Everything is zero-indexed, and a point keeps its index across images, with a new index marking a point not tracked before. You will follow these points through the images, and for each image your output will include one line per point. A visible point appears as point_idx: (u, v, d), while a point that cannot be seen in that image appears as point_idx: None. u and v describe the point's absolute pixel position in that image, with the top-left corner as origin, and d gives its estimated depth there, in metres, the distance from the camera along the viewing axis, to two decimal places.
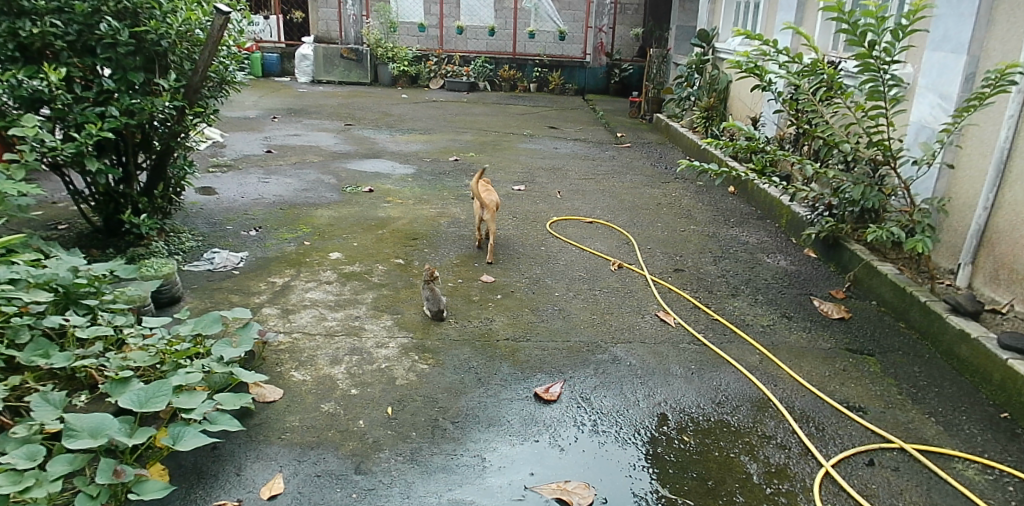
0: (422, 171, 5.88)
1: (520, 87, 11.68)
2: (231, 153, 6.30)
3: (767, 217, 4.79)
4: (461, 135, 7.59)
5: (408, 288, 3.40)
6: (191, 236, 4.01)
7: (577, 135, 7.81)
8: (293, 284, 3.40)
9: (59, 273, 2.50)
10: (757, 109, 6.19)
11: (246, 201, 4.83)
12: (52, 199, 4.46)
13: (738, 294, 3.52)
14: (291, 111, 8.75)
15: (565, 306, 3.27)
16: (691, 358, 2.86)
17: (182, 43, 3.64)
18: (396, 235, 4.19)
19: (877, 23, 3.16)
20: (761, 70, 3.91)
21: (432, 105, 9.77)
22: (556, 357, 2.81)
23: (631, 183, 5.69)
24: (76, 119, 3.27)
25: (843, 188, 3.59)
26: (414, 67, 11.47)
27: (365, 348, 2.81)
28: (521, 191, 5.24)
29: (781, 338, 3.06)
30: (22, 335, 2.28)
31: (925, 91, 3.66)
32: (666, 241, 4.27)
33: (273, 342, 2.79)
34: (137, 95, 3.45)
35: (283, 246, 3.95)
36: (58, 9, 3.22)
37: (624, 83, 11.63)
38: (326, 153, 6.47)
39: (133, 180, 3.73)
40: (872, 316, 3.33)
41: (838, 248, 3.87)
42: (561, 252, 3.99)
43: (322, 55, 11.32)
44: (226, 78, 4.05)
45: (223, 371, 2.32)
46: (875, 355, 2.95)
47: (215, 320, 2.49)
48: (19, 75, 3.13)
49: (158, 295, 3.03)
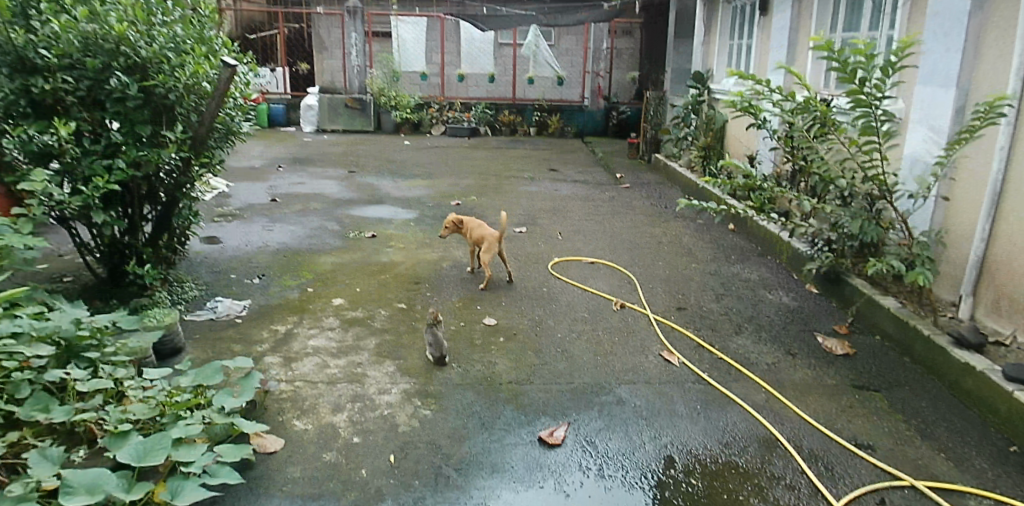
0: (424, 216, 5.93)
1: (521, 130, 11.82)
2: (236, 202, 6.38)
3: (768, 253, 4.80)
4: (462, 179, 7.68)
5: (410, 333, 3.40)
6: (194, 285, 4.04)
7: (577, 176, 7.89)
8: (296, 331, 3.40)
9: (61, 325, 2.52)
10: (753, 147, 6.27)
11: (250, 249, 4.87)
12: (59, 252, 4.51)
13: (742, 331, 3.50)
14: (295, 160, 8.88)
15: (568, 347, 3.26)
16: (696, 397, 2.84)
17: (190, 95, 3.70)
18: (398, 279, 4.21)
19: (867, 60, 3.21)
20: (755, 109, 3.96)
21: (434, 151, 9.90)
22: (559, 399, 2.79)
23: (632, 222, 5.73)
24: (84, 173, 3.34)
25: (841, 222, 3.60)
26: (416, 114, 11.67)
27: (368, 394, 2.79)
28: (522, 233, 5.28)
29: (786, 376, 3.04)
30: (23, 390, 2.28)
31: (917, 125, 3.71)
32: (668, 279, 4.28)
33: (275, 391, 2.78)
34: (144, 147, 3.52)
35: (287, 293, 3.97)
36: (69, 66, 3.30)
37: (622, 124, 11.78)
38: (330, 200, 6.55)
39: (139, 230, 3.79)
40: (877, 350, 3.31)
41: (840, 283, 3.87)
42: (563, 293, 4.00)
43: (326, 105, 11.55)
44: (232, 129, 4.12)
45: (224, 421, 2.32)
46: (881, 391, 2.93)
47: (217, 370, 2.50)
48: (29, 131, 3.21)
49: (161, 346, 3.04)
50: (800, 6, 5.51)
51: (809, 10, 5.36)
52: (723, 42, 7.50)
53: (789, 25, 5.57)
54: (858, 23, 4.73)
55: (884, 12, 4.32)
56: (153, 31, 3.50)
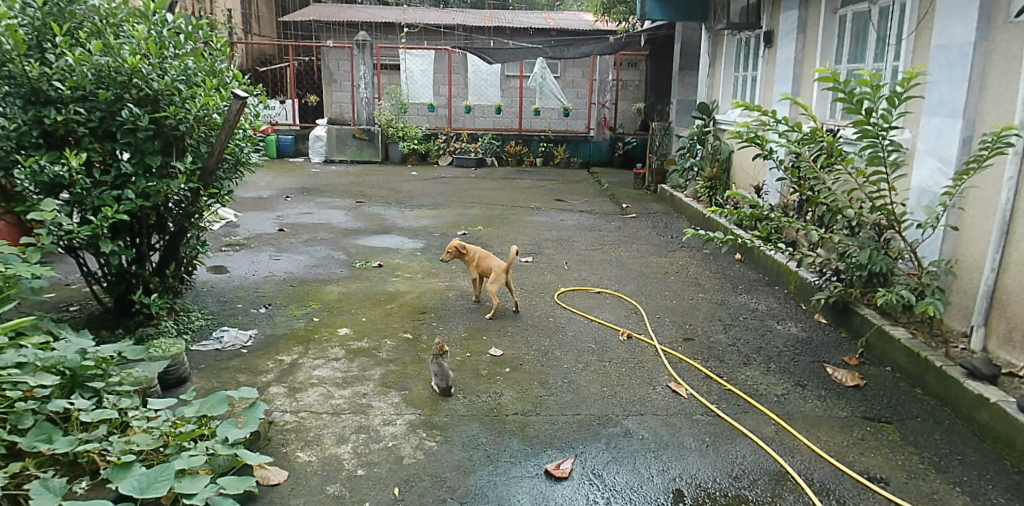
0: (431, 246, 5.94)
1: (527, 161, 11.90)
2: (244, 231, 6.41)
3: (775, 284, 4.77)
4: (469, 209, 7.71)
5: (416, 363, 3.38)
6: (201, 314, 4.04)
7: (583, 207, 7.91)
8: (301, 361, 3.39)
9: (67, 355, 2.51)
10: (759, 177, 6.28)
11: (257, 279, 4.87)
12: (66, 281, 4.52)
13: (750, 362, 3.47)
14: (303, 190, 8.94)
15: (575, 378, 3.23)
16: (705, 430, 2.79)
17: (200, 126, 3.74)
18: (404, 309, 4.20)
19: (873, 91, 3.21)
20: (761, 139, 3.97)
21: (441, 181, 9.96)
22: (566, 431, 2.75)
23: (639, 252, 5.72)
24: (93, 203, 3.36)
25: (849, 252, 3.58)
26: (424, 145, 11.76)
27: (372, 425, 2.77)
28: (529, 263, 5.27)
29: (796, 408, 2.99)
30: (26, 420, 2.27)
31: (925, 155, 3.71)
32: (675, 309, 4.25)
33: (279, 422, 2.76)
34: (154, 177, 3.55)
35: (293, 323, 3.96)
36: (82, 98, 3.34)
37: (628, 155, 11.85)
38: (337, 230, 6.58)
39: (146, 260, 3.80)
40: (888, 382, 3.26)
41: (848, 313, 3.84)
42: (570, 323, 3.98)
43: (335, 136, 11.67)
44: (242, 159, 4.15)
45: (227, 453, 2.30)
46: (893, 423, 2.88)
47: (221, 400, 2.49)
48: (41, 161, 3.24)
49: (166, 376, 3.03)
50: (805, 39, 5.57)
51: (814, 42, 5.42)
52: (728, 74, 7.56)
53: (794, 57, 5.63)
54: (863, 55, 4.77)
55: (889, 44, 4.36)
56: (165, 64, 3.55)
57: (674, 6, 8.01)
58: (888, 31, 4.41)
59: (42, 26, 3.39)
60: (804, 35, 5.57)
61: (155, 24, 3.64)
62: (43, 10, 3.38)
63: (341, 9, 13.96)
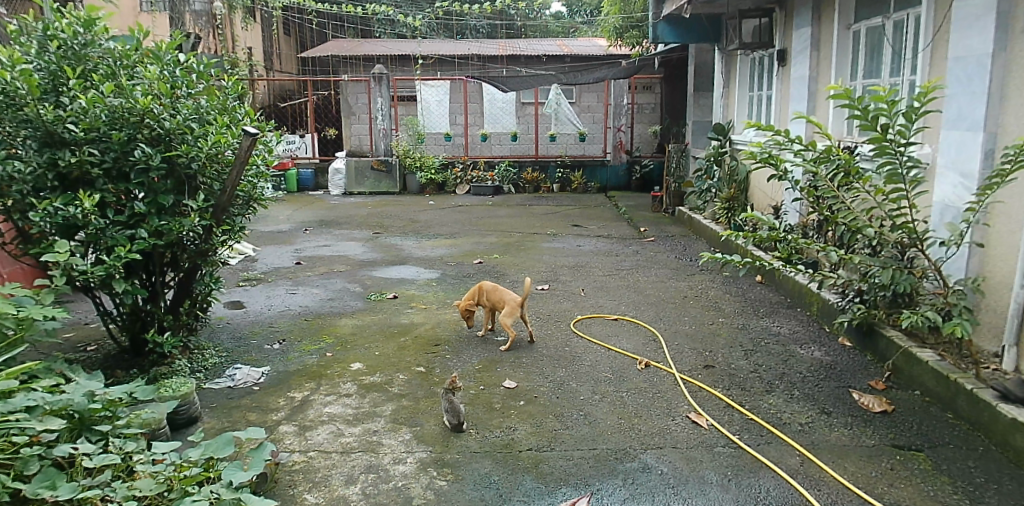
0: (447, 276, 5.90)
1: (544, 188, 11.87)
2: (261, 266, 6.44)
3: (798, 306, 4.64)
4: (485, 237, 7.67)
5: (428, 398, 3.31)
6: (215, 352, 4.02)
7: (600, 232, 7.84)
8: (312, 398, 3.34)
9: (75, 398, 2.49)
10: (778, 197, 6.18)
11: (272, 314, 4.87)
12: (84, 321, 4.57)
13: (773, 389, 3.35)
14: (322, 223, 8.99)
15: (591, 411, 3.14)
16: (727, 463, 2.68)
17: (212, 165, 3.75)
18: (418, 341, 4.14)
19: (888, 106, 3.11)
20: (776, 159, 3.86)
21: (459, 210, 9.97)
22: (582, 467, 2.66)
23: (656, 277, 5.62)
24: (107, 243, 3.37)
25: (871, 272, 3.45)
26: (441, 175, 11.83)
27: (382, 465, 2.70)
28: (545, 291, 5.20)
29: (821, 437, 2.87)
30: (32, 466, 2.24)
31: (946, 171, 3.61)
32: (694, 336, 4.14)
33: (287, 463, 2.71)
34: (166, 216, 3.57)
35: (306, 358, 3.92)
36: (96, 139, 3.37)
37: (645, 179, 11.80)
38: (353, 262, 6.58)
39: (161, 298, 3.80)
40: (918, 407, 3.12)
41: (874, 335, 3.71)
42: (586, 352, 3.89)
43: (353, 168, 11.79)
44: (254, 196, 4.14)
45: (230, 498, 2.23)
46: (925, 451, 2.74)
47: (227, 442, 2.44)
48: (55, 203, 3.26)
49: (175, 416, 3.01)
50: (818, 56, 5.49)
51: (828, 60, 5.34)
52: (743, 94, 7.50)
53: (808, 74, 5.55)
54: (878, 71, 4.68)
55: (905, 57, 4.27)
56: (177, 104, 3.59)
57: (686, 30, 7.98)
58: (903, 45, 4.33)
59: (57, 70, 3.43)
60: (818, 52, 5.50)
61: (168, 64, 3.69)
62: (58, 54, 3.44)
63: (358, 44, 14.18)
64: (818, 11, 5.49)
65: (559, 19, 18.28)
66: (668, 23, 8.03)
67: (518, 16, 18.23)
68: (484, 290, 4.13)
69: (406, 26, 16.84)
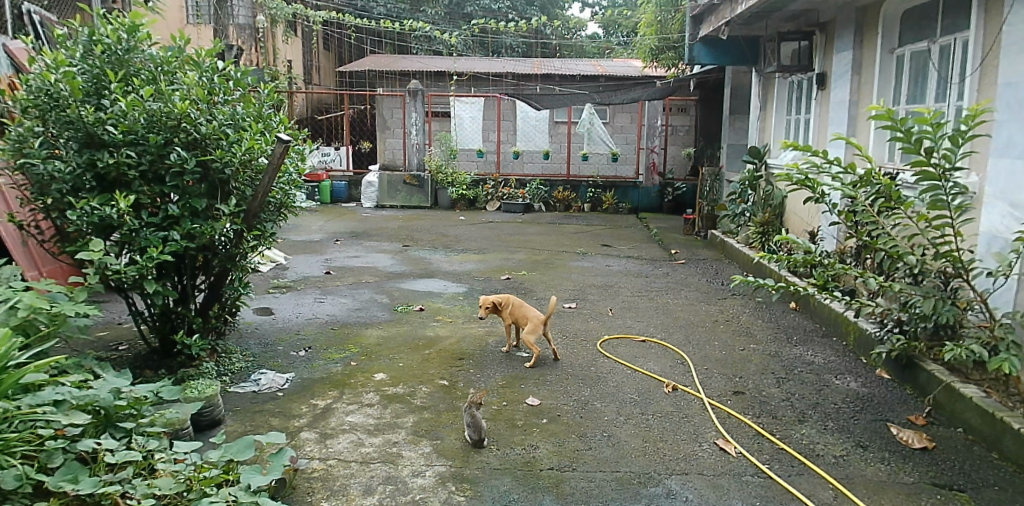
0: (473, 290, 5.88)
1: (575, 207, 11.84)
2: (292, 274, 6.50)
3: (833, 334, 4.51)
4: (513, 254, 7.64)
5: (450, 412, 3.27)
6: (242, 357, 4.05)
7: (630, 252, 7.76)
8: (335, 406, 3.33)
9: (101, 394, 2.52)
10: (815, 222, 6.04)
11: (300, 321, 4.89)
12: (117, 321, 4.64)
13: (806, 419, 3.24)
14: (353, 234, 9.05)
15: (615, 432, 3.07)
16: (756, 493, 2.59)
17: (245, 171, 3.78)
18: (442, 354, 4.11)
19: (934, 129, 3.00)
20: (813, 182, 3.71)
21: (489, 226, 9.97)
22: (604, 489, 2.58)
23: (686, 299, 5.53)
24: (140, 243, 3.42)
25: (912, 302, 3.32)
26: (472, 191, 11.86)
27: (401, 476, 2.67)
28: (571, 309, 5.15)
29: (856, 471, 2.76)
30: (56, 458, 2.28)
31: (994, 200, 3.49)
32: (724, 361, 4.04)
33: (306, 469, 2.69)
34: (199, 220, 3.61)
35: (330, 367, 3.91)
36: (134, 142, 3.43)
37: (678, 201, 11.74)
38: (382, 273, 6.61)
39: (191, 300, 3.84)
40: (961, 445, 2.99)
41: (913, 368, 3.59)
42: (612, 373, 3.82)
43: (386, 182, 11.94)
44: (286, 203, 4.16)
45: (248, 501, 2.22)
46: (967, 492, 2.62)
47: (247, 445, 2.43)
48: (92, 203, 3.33)
49: (199, 418, 3.03)
50: (860, 80, 5.40)
51: (870, 83, 5.24)
52: (781, 117, 7.39)
53: (849, 98, 5.45)
54: (923, 95, 4.57)
55: (951, 82, 4.16)
56: (213, 109, 3.66)
57: (722, 51, 7.92)
58: (950, 70, 4.21)
59: (100, 74, 3.52)
60: (859, 77, 5.40)
61: (206, 70, 3.75)
62: (101, 58, 3.53)
63: (395, 59, 14.39)
64: (860, 35, 5.40)
65: (595, 39, 18.27)
66: (703, 44, 7.96)
67: (554, 35, 18.26)
68: (492, 304, 4.06)
69: (443, 43, 17.05)
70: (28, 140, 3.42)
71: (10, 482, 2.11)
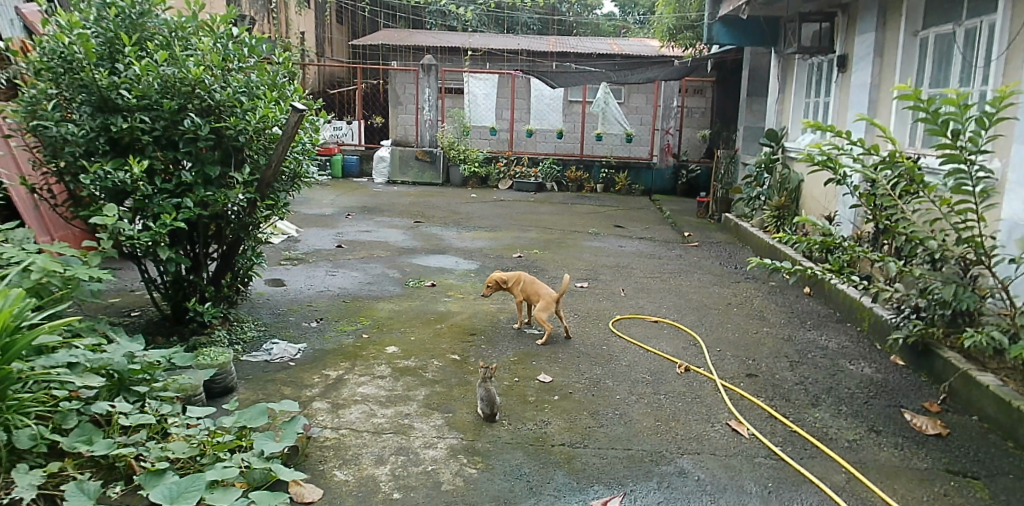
0: (485, 267, 5.86)
1: (587, 187, 11.77)
2: (304, 247, 6.50)
3: (847, 320, 4.48)
4: (525, 232, 7.61)
5: (462, 386, 3.27)
6: (254, 326, 4.07)
7: (643, 234, 7.71)
8: (346, 377, 3.33)
9: (115, 358, 2.53)
10: (832, 207, 5.97)
11: (312, 293, 4.90)
12: (130, 288, 4.66)
13: (819, 403, 3.22)
14: (365, 209, 9.04)
15: (628, 411, 3.06)
16: (768, 474, 2.57)
17: (258, 139, 3.76)
18: (454, 329, 4.11)
19: (962, 111, 2.92)
20: (835, 163, 3.64)
21: (501, 204, 9.93)
22: (615, 466, 2.58)
23: (700, 282, 5.49)
24: (154, 210, 3.42)
25: (931, 288, 3.27)
26: (484, 169, 11.82)
27: (412, 447, 2.67)
28: (584, 288, 5.13)
29: (870, 455, 2.74)
30: (70, 420, 2.31)
31: (1017, 187, 3.44)
32: (737, 343, 4.02)
33: (319, 438, 2.70)
34: (212, 187, 3.60)
35: (342, 338, 3.92)
36: (147, 106, 3.42)
37: (691, 184, 11.54)
38: (393, 248, 6.60)
39: (203, 268, 3.85)
40: (975, 433, 2.96)
41: (929, 356, 3.55)
42: (624, 352, 3.81)
43: (398, 157, 11.89)
44: (299, 173, 4.14)
45: (261, 466, 2.24)
46: (982, 479, 2.59)
47: (260, 413, 2.45)
48: (106, 167, 3.33)
49: (212, 384, 3.04)
50: (882, 64, 5.29)
51: (892, 66, 5.14)
52: (800, 100, 7.29)
53: (870, 81, 5.35)
54: (947, 80, 4.48)
55: (977, 67, 4.09)
56: (228, 76, 3.62)
57: (742, 32, 7.78)
58: (975, 55, 4.14)
59: (114, 38, 3.49)
60: (882, 59, 5.30)
61: (221, 37, 3.71)
62: (115, 22, 3.49)
63: (410, 34, 14.27)
64: (884, 17, 5.28)
65: (611, 18, 18.09)
66: (722, 25, 7.84)
67: (569, 13, 18.08)
68: (493, 281, 4.12)
69: (457, 19, 16.94)
70: (41, 103, 3.41)
71: (25, 441, 2.15)
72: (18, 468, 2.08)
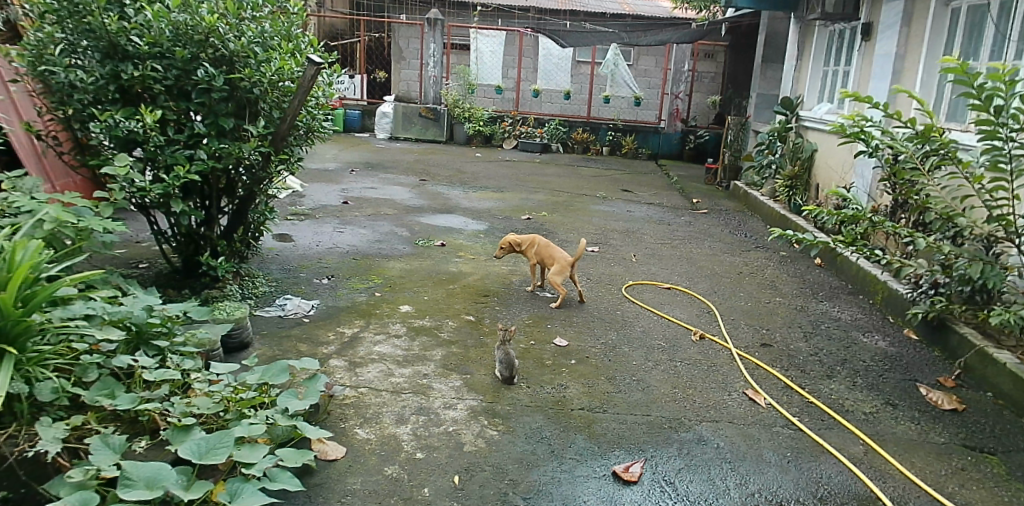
0: (494, 229, 5.82)
1: (593, 150, 11.65)
2: (310, 202, 6.43)
3: (859, 293, 4.47)
4: (533, 194, 7.54)
5: (478, 348, 3.26)
6: (265, 281, 4.04)
7: (650, 199, 7.65)
8: (362, 336, 3.32)
9: (134, 311, 2.51)
10: (848, 178, 5.93)
11: (321, 249, 4.86)
12: (137, 239, 4.60)
13: (834, 375, 3.23)
14: (368, 165, 8.93)
15: (645, 377, 3.06)
16: (787, 444, 2.59)
17: (273, 91, 3.67)
18: (467, 290, 4.09)
19: (1005, 86, 2.87)
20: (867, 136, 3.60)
21: (506, 165, 9.82)
22: (635, 432, 2.59)
23: (710, 250, 5.47)
24: (165, 161, 3.35)
25: (956, 264, 3.26)
26: (489, 127, 11.65)
27: (433, 408, 2.67)
28: (595, 253, 5.10)
29: (887, 428, 2.76)
30: (91, 373, 2.28)
31: None
32: (751, 313, 4.01)
33: (339, 396, 2.70)
34: (226, 139, 3.52)
35: (355, 296, 3.91)
36: (159, 54, 3.33)
37: (699, 150, 11.48)
38: (400, 206, 6.53)
39: (215, 223, 3.79)
40: (989, 409, 2.98)
41: (945, 331, 3.57)
42: (638, 318, 3.80)
43: (401, 113, 11.71)
44: (314, 128, 4.06)
45: (286, 424, 2.24)
46: (997, 455, 2.62)
47: (283, 370, 2.45)
48: (116, 116, 3.25)
49: (228, 339, 3.02)
50: (908, 34, 5.18)
51: (919, 37, 5.03)
52: (818, 68, 7.19)
53: (895, 51, 5.25)
54: (976, 53, 4.41)
55: (1010, 40, 4.04)
56: (242, 25, 3.51)
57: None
58: (1009, 28, 4.08)
59: None
60: (909, 29, 5.18)
61: None
62: None
63: None
64: None
65: None
66: None
67: None
68: (507, 242, 4.11)
69: None
70: (48, 46, 3.30)
71: (47, 394, 2.13)
72: (42, 420, 2.06)
